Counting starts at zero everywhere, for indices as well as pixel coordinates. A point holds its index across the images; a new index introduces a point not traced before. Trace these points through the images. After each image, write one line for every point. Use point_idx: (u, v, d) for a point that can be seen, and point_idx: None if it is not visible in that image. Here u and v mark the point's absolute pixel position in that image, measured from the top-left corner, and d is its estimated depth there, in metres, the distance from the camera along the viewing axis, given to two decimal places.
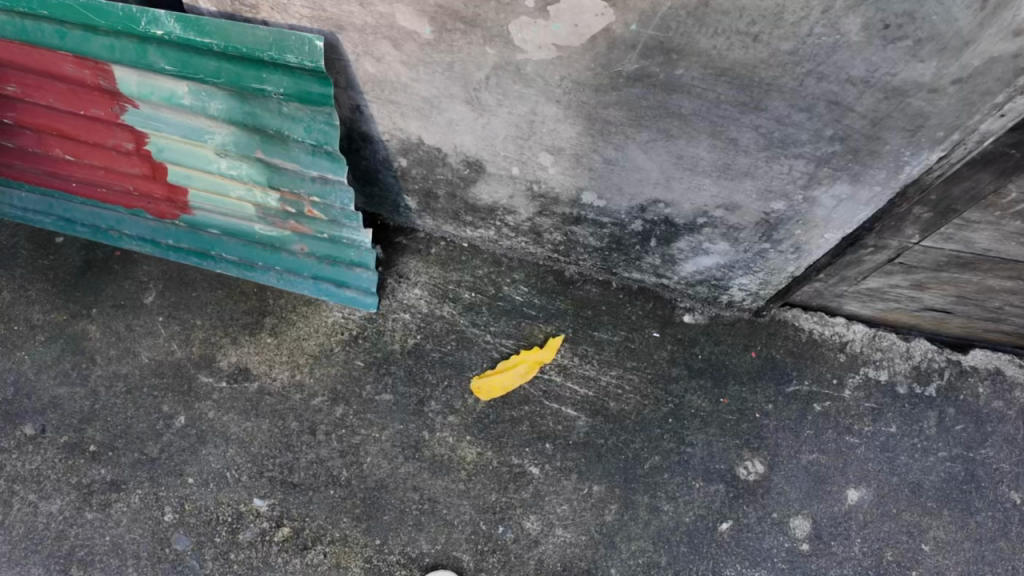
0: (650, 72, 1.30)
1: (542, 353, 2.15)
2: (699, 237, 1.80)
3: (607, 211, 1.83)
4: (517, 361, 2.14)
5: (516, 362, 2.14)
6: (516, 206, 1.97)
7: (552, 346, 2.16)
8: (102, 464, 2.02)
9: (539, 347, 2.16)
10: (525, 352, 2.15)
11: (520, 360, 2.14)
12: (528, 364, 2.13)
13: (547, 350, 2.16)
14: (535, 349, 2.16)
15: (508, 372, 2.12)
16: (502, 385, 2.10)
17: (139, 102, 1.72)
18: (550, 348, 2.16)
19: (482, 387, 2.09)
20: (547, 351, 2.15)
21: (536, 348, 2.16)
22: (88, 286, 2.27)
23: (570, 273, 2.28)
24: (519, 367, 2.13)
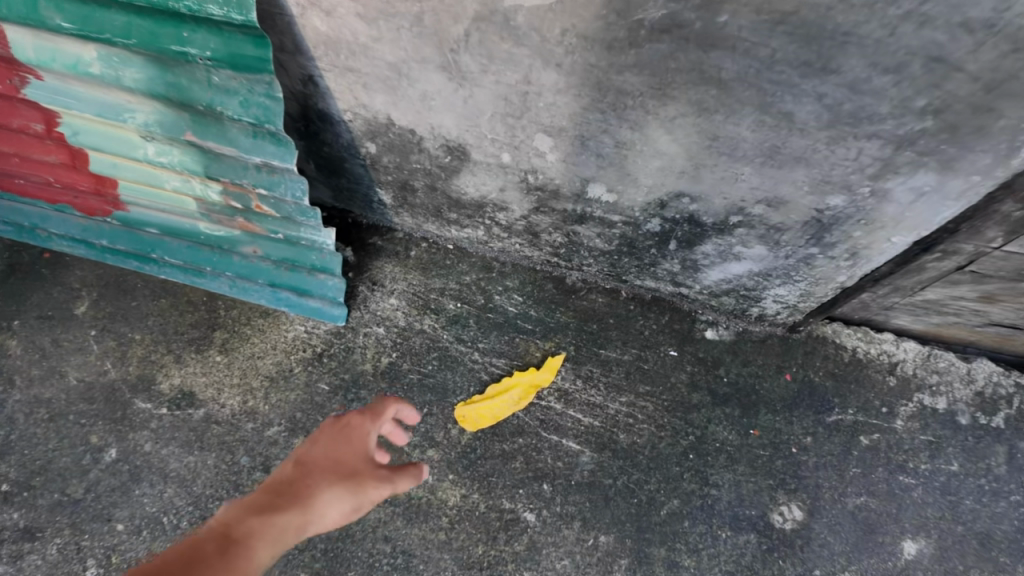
0: (682, 21, 0.97)
1: (540, 375, 1.82)
2: (731, 240, 1.48)
3: (618, 208, 1.50)
4: (510, 384, 1.81)
5: (508, 386, 1.81)
6: (508, 202, 1.64)
7: (553, 367, 1.84)
8: (15, 508, 1.69)
9: (537, 368, 1.84)
10: (521, 374, 1.82)
11: (513, 384, 1.81)
12: (523, 388, 1.81)
13: (547, 371, 1.83)
14: (532, 370, 1.83)
15: (498, 398, 1.79)
16: (491, 414, 1.77)
17: (42, 72, 1.39)
18: (550, 369, 1.83)
19: (467, 416, 1.77)
20: (546, 372, 1.83)
21: (534, 369, 1.84)
22: (10, 294, 1.94)
23: (572, 281, 1.96)
24: (512, 392, 1.80)
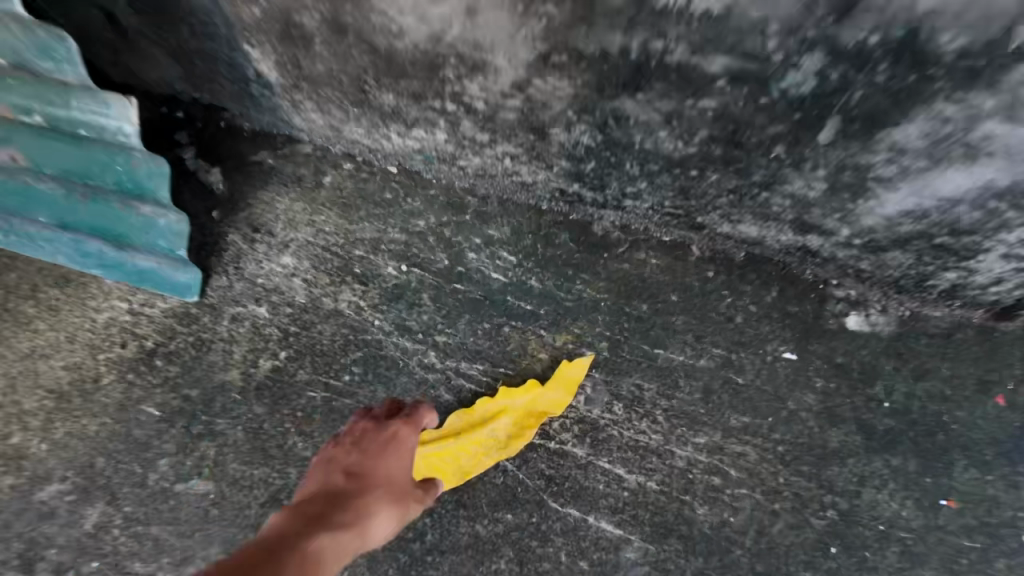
0: None
1: (544, 399, 1.00)
2: (980, 102, 0.67)
3: (727, 34, 0.69)
4: (487, 417, 1.01)
5: (484, 420, 1.01)
6: (486, 46, 0.81)
7: (568, 383, 1.01)
8: None
9: (539, 384, 1.01)
10: (508, 399, 1.01)
11: (493, 416, 1.01)
12: (510, 425, 1.00)
13: (557, 391, 1.01)
14: (529, 389, 1.01)
15: (463, 443, 1.00)
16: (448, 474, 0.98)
17: None
18: (563, 387, 1.01)
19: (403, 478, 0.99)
20: (556, 393, 1.01)
21: (532, 387, 1.01)
22: None
23: (602, 229, 1.09)
24: (490, 432, 1.00)
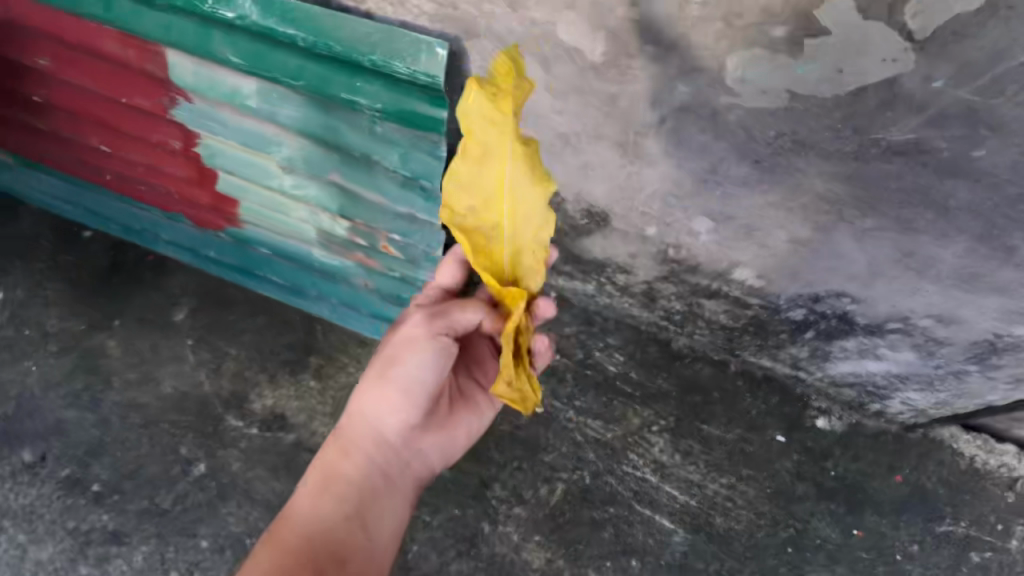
0: (929, 146, 0.83)
1: (517, 177, 0.92)
2: (877, 341, 1.40)
3: (762, 292, 1.39)
4: (496, 210, 0.94)
5: (501, 212, 0.94)
6: (635, 267, 1.54)
7: (486, 84, 0.88)
8: (105, 510, 1.73)
9: (502, 150, 0.90)
10: (515, 160, 0.91)
11: (494, 204, 0.94)
12: (462, 187, 0.95)
13: (496, 116, 0.87)
14: (511, 144, 0.90)
15: (520, 266, 0.99)
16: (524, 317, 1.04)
17: (196, 97, 1.27)
18: (484, 100, 0.87)
19: (509, 387, 1.05)
20: (478, 117, 0.87)
21: (514, 140, 0.90)
22: (112, 292, 1.96)
23: (678, 345, 1.85)
24: (486, 232, 0.96)
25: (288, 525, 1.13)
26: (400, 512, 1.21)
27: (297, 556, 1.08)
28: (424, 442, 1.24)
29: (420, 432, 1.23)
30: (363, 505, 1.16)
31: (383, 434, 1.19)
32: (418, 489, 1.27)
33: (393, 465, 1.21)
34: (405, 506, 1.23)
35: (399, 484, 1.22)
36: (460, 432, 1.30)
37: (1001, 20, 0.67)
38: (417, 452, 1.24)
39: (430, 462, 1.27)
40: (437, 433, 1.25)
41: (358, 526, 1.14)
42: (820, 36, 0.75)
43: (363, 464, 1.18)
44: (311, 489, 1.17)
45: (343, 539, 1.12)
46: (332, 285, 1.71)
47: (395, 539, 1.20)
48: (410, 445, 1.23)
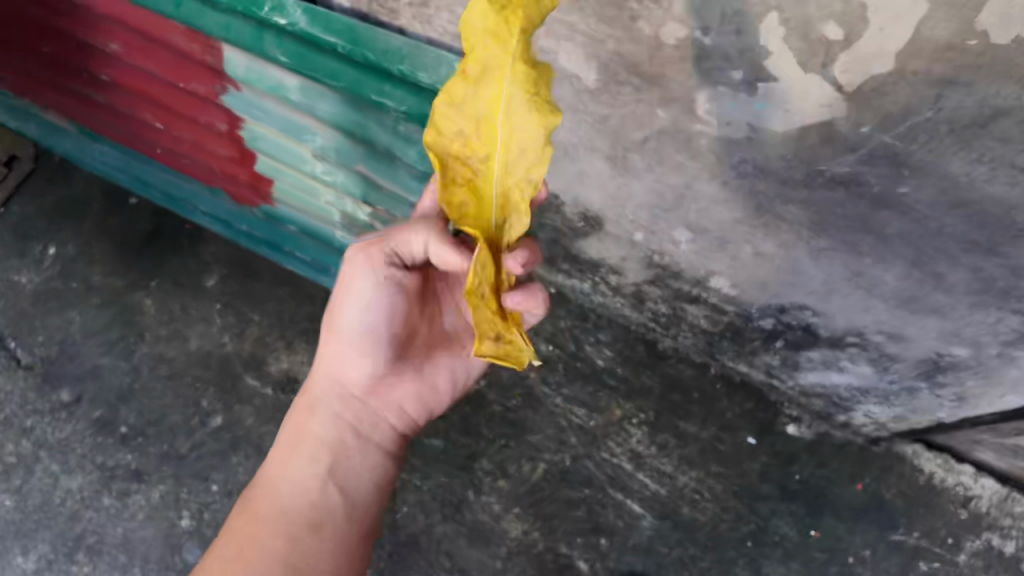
0: (863, 180, 0.97)
1: (515, 101, 0.82)
2: (839, 354, 1.53)
3: (736, 300, 1.53)
4: (487, 136, 0.85)
5: (493, 140, 0.85)
6: (626, 269, 1.68)
7: None
8: (130, 450, 1.92)
9: (501, 68, 0.81)
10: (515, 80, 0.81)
11: (487, 129, 0.85)
12: (455, 106, 0.85)
13: (500, 28, 0.78)
14: (513, 60, 0.80)
15: (509, 205, 0.89)
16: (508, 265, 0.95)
17: (245, 87, 1.45)
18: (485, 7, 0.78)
19: (495, 344, 0.93)
20: (480, 28, 0.79)
21: (517, 54, 0.79)
22: (151, 255, 2.14)
23: (663, 346, 1.98)
24: (474, 164, 0.87)
25: (263, 486, 1.26)
26: (374, 464, 1.32)
27: (268, 512, 1.21)
28: (393, 392, 1.32)
29: (386, 383, 1.31)
30: (331, 460, 1.27)
31: (347, 389, 1.30)
32: (398, 439, 1.36)
33: (362, 418, 1.31)
34: (380, 458, 1.33)
35: (371, 436, 1.32)
36: (435, 377, 1.35)
37: (910, 83, 0.78)
38: (387, 402, 1.32)
39: (407, 411, 1.35)
40: (407, 382, 1.32)
41: (326, 480, 1.25)
42: (770, 81, 0.89)
43: (331, 421, 1.29)
44: (286, 448, 1.29)
45: (309, 490, 1.23)
46: None
47: (370, 489, 1.30)
48: (378, 397, 1.32)
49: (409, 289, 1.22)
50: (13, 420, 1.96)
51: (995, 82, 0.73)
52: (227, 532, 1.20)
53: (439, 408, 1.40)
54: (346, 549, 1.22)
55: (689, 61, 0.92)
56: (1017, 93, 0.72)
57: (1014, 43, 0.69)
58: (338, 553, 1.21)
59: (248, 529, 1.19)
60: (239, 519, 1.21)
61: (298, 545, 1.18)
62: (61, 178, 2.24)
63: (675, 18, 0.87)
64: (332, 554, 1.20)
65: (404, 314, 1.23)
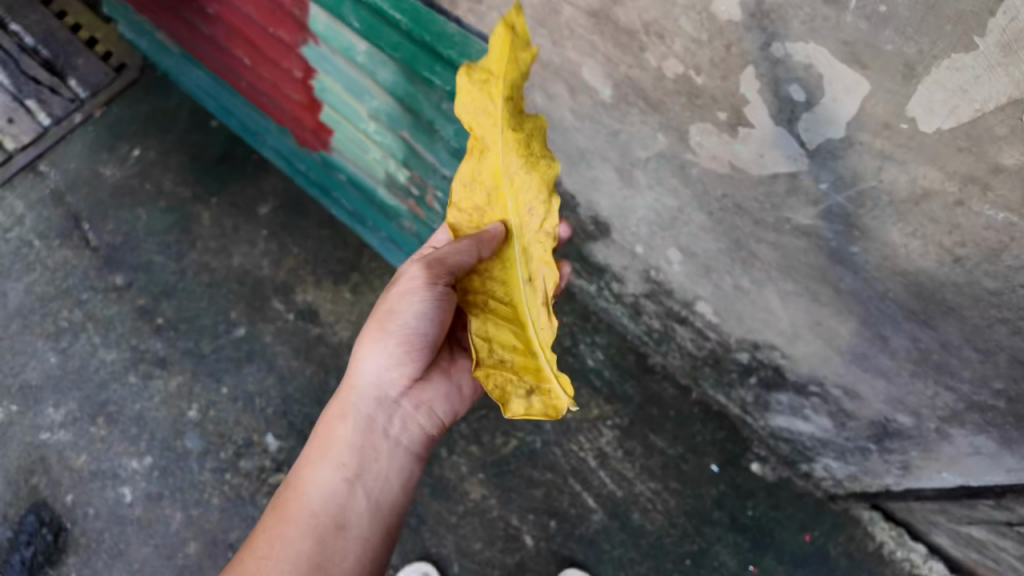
0: (822, 234, 1.06)
1: (513, 167, 1.02)
2: (804, 402, 1.59)
3: (718, 328, 1.61)
4: (501, 203, 1.07)
5: (505, 205, 1.07)
6: (627, 278, 1.74)
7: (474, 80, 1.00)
8: (161, 340, 2.16)
9: (496, 143, 1.02)
10: (506, 150, 1.01)
11: (498, 197, 1.07)
12: (470, 185, 1.09)
13: (491, 109, 0.99)
14: (503, 132, 1.00)
15: (528, 256, 1.07)
16: (534, 318, 1.06)
17: (322, 42, 1.63)
18: (473, 93, 1.00)
19: (524, 398, 1.04)
20: (472, 113, 1.01)
21: (504, 127, 1.00)
22: (218, 175, 2.38)
23: (652, 361, 2.05)
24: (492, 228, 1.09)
25: (293, 489, 1.22)
26: (403, 466, 1.29)
27: (299, 515, 1.17)
28: (425, 393, 1.31)
29: (419, 383, 1.31)
30: (362, 461, 1.24)
31: (383, 390, 1.27)
32: (426, 443, 1.34)
33: (395, 420, 1.29)
34: (409, 461, 1.30)
35: (401, 439, 1.29)
36: (461, 376, 1.37)
37: (858, 152, 0.89)
38: (420, 403, 1.31)
39: (436, 412, 1.34)
40: (437, 383, 1.33)
41: (357, 481, 1.22)
42: (748, 128, 1.00)
43: (364, 423, 1.26)
44: (319, 453, 1.25)
45: (340, 492, 1.20)
46: (385, 220, 2.06)
47: (398, 491, 1.28)
48: (411, 398, 1.30)
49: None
50: (72, 291, 2.23)
51: (923, 165, 0.84)
52: (259, 537, 1.16)
53: (463, 411, 1.40)
54: (374, 553, 1.20)
55: (685, 96, 1.04)
56: (940, 179, 0.84)
57: (937, 133, 0.79)
58: (368, 554, 1.19)
59: (281, 532, 1.15)
60: (272, 524, 1.17)
61: (331, 547, 1.15)
62: (158, 91, 2.48)
63: (675, 55, 0.99)
64: (362, 553, 1.18)
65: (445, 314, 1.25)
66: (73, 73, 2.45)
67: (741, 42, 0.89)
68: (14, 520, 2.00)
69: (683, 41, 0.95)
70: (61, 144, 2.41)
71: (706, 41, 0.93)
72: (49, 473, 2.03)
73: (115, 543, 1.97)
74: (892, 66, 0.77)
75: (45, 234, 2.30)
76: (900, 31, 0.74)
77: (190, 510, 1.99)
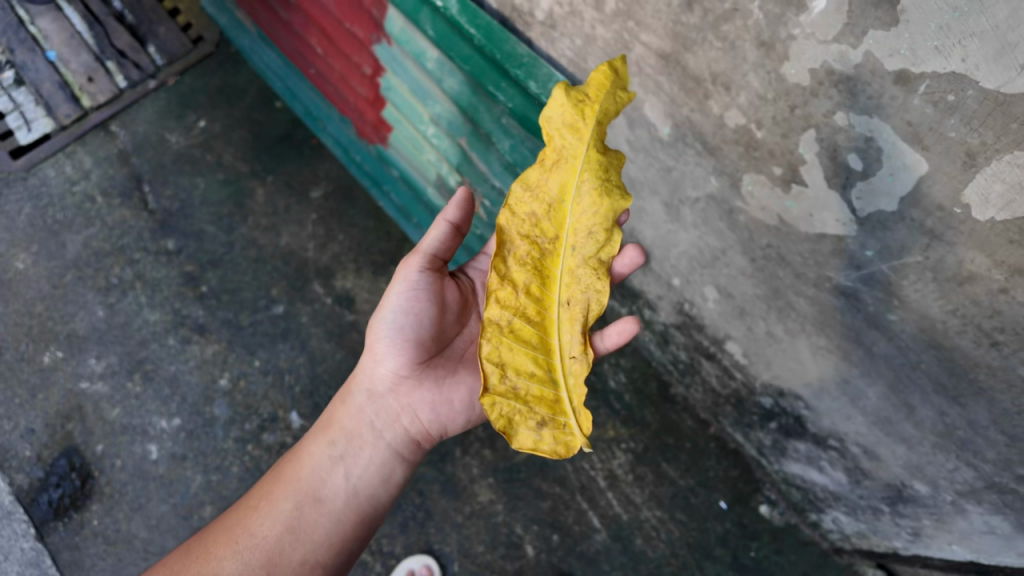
0: (861, 298, 1.08)
1: (586, 190, 1.09)
2: (821, 454, 1.59)
3: (745, 369, 1.62)
4: (557, 218, 1.10)
5: (561, 221, 1.10)
6: (660, 307, 1.76)
7: (572, 94, 1.07)
8: (203, 307, 2.25)
9: (577, 158, 1.08)
10: (584, 168, 1.08)
11: (557, 211, 1.10)
12: (531, 192, 1.10)
13: (580, 125, 1.06)
14: (586, 150, 1.07)
15: (573, 278, 1.12)
16: (564, 347, 1.12)
17: (395, 43, 1.69)
18: (566, 106, 1.07)
19: (534, 431, 1.09)
20: (560, 126, 1.07)
21: (590, 146, 1.07)
22: (276, 154, 2.46)
23: (674, 391, 2.07)
24: (543, 244, 1.11)
25: (293, 457, 1.35)
26: (383, 461, 1.33)
27: (288, 479, 1.30)
28: (411, 396, 1.31)
29: (406, 386, 1.31)
30: (348, 446, 1.32)
31: (374, 385, 1.32)
32: (413, 443, 1.35)
33: (381, 416, 1.33)
34: (391, 458, 1.33)
35: (385, 435, 1.33)
36: (453, 389, 1.31)
37: (908, 227, 0.91)
38: (406, 405, 1.32)
39: (422, 419, 1.33)
40: (425, 389, 1.30)
41: (339, 464, 1.30)
42: (802, 186, 1.02)
43: (355, 412, 1.34)
44: (319, 430, 1.37)
45: (321, 470, 1.29)
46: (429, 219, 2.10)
47: (377, 483, 1.32)
48: (398, 398, 1.32)
49: (434, 297, 1.27)
50: (126, 250, 2.33)
51: (972, 250, 0.85)
52: (255, 489, 1.31)
53: (458, 421, 1.35)
54: (342, 533, 1.26)
55: (743, 146, 1.06)
56: (987, 266, 0.85)
57: (989, 222, 0.81)
58: (334, 532, 1.25)
59: (268, 490, 1.28)
60: (267, 481, 1.31)
61: (302, 515, 1.24)
62: (230, 67, 2.58)
63: (738, 107, 1.01)
64: (327, 529, 1.24)
65: (428, 320, 1.27)
66: (153, 41, 2.55)
67: (806, 105, 0.91)
68: (46, 461, 2.10)
69: (748, 95, 0.98)
70: (133, 108, 2.52)
71: (771, 100, 0.95)
72: (84, 421, 2.13)
73: (137, 496, 2.06)
74: (953, 151, 0.80)
75: (108, 192, 2.40)
76: (966, 120, 0.76)
77: (210, 475, 2.06)
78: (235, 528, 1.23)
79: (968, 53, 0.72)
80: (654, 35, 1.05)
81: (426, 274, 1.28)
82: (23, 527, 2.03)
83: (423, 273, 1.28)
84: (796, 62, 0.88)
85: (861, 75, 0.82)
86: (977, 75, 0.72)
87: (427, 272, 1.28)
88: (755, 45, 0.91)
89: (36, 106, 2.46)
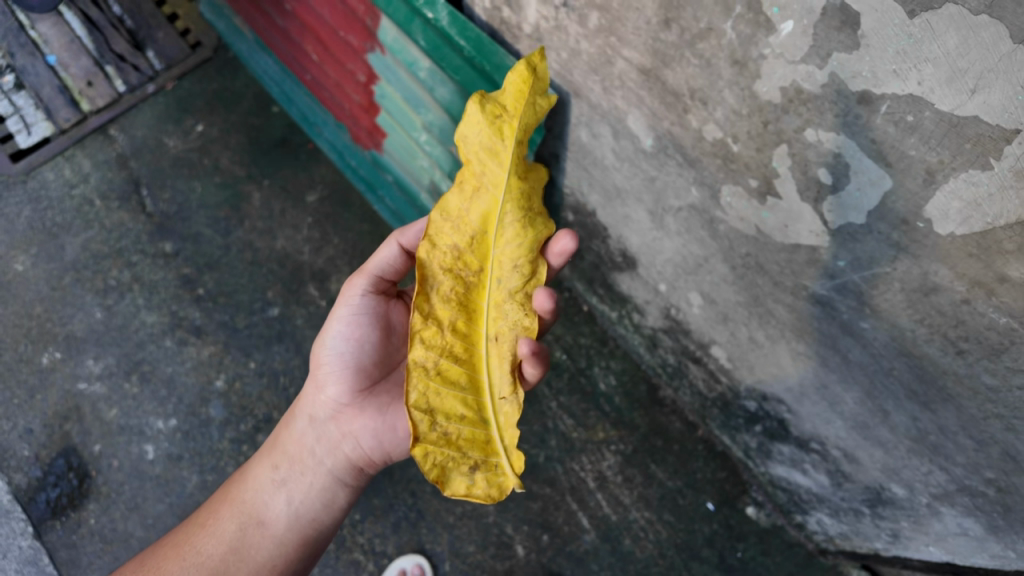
0: (835, 305, 1.11)
1: (508, 222, 1.16)
2: (804, 457, 1.62)
3: (730, 372, 1.65)
4: (480, 249, 1.15)
5: (484, 251, 1.15)
6: (649, 312, 1.79)
7: (488, 116, 1.14)
8: (200, 309, 2.28)
9: (498, 187, 1.15)
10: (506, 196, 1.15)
11: (481, 241, 1.15)
12: (452, 222, 1.14)
13: (501, 147, 1.14)
14: (509, 177, 1.15)
15: (498, 311, 1.16)
16: (494, 387, 1.15)
17: (387, 52, 1.72)
18: (483, 125, 1.14)
19: (467, 476, 1.10)
20: (478, 147, 1.14)
21: (511, 172, 1.15)
22: (273, 158, 2.48)
23: (663, 394, 2.11)
24: (467, 277, 1.15)
25: (242, 476, 1.42)
26: (325, 487, 1.37)
27: (235, 498, 1.38)
28: (353, 423, 1.34)
29: (348, 414, 1.34)
30: (290, 471, 1.37)
31: (316, 411, 1.37)
32: (356, 470, 1.39)
33: (323, 442, 1.37)
34: (333, 484, 1.37)
35: (326, 461, 1.37)
36: (395, 417, 1.32)
37: (876, 239, 0.94)
38: (347, 432, 1.35)
39: (364, 446, 1.35)
40: (367, 416, 1.33)
41: (281, 488, 1.36)
42: (776, 199, 1.05)
43: (298, 436, 1.39)
44: (267, 452, 1.43)
45: (265, 492, 1.36)
46: None
47: (320, 507, 1.37)
48: (340, 425, 1.35)
49: (378, 321, 1.33)
50: (124, 252, 2.36)
51: (934, 262, 0.89)
52: (207, 507, 1.40)
53: (402, 449, 1.37)
54: (283, 556, 1.32)
55: (721, 159, 1.09)
56: (950, 277, 0.88)
57: (950, 236, 0.85)
58: (277, 553, 1.32)
59: (217, 509, 1.37)
60: (218, 499, 1.40)
61: (245, 535, 1.32)
62: (228, 71, 2.60)
63: (715, 121, 1.04)
64: (268, 552, 1.31)
65: (370, 347, 1.32)
66: (152, 45, 2.58)
67: (778, 122, 0.94)
68: (45, 461, 2.13)
69: (724, 110, 1.01)
70: (132, 112, 2.55)
71: (746, 115, 0.98)
72: (82, 422, 2.16)
73: (134, 496, 2.09)
74: (915, 169, 0.83)
75: (106, 195, 2.44)
76: (924, 140, 0.79)
77: (206, 475, 2.10)
78: (184, 545, 1.31)
79: (923, 77, 0.75)
80: (635, 50, 1.08)
81: (370, 296, 1.32)
82: (22, 526, 2.07)
83: (367, 295, 1.31)
84: (767, 80, 0.91)
85: (828, 94, 0.85)
86: (933, 98, 0.76)
87: (371, 294, 1.32)
88: (729, 63, 0.94)
89: (37, 110, 2.49)
